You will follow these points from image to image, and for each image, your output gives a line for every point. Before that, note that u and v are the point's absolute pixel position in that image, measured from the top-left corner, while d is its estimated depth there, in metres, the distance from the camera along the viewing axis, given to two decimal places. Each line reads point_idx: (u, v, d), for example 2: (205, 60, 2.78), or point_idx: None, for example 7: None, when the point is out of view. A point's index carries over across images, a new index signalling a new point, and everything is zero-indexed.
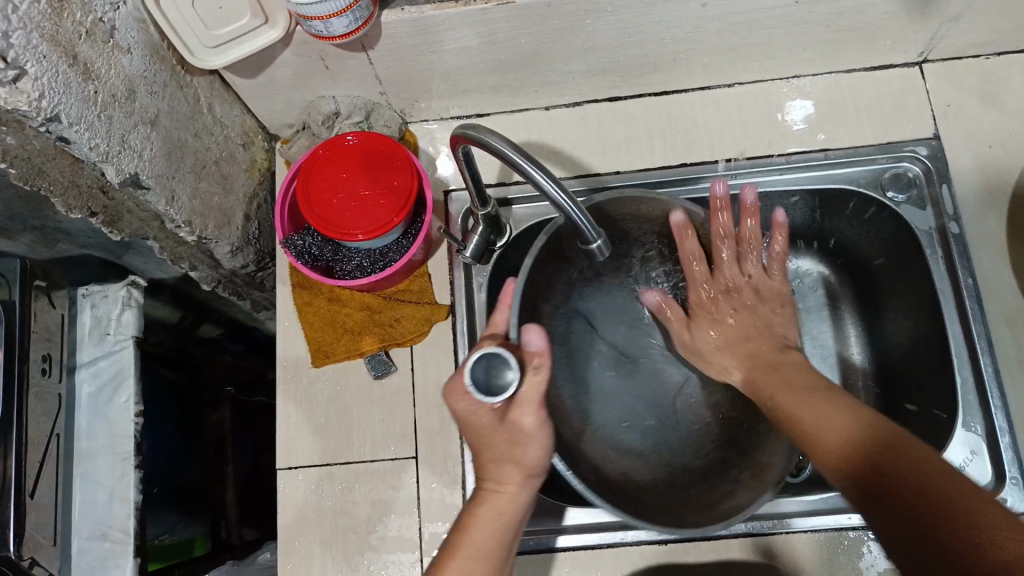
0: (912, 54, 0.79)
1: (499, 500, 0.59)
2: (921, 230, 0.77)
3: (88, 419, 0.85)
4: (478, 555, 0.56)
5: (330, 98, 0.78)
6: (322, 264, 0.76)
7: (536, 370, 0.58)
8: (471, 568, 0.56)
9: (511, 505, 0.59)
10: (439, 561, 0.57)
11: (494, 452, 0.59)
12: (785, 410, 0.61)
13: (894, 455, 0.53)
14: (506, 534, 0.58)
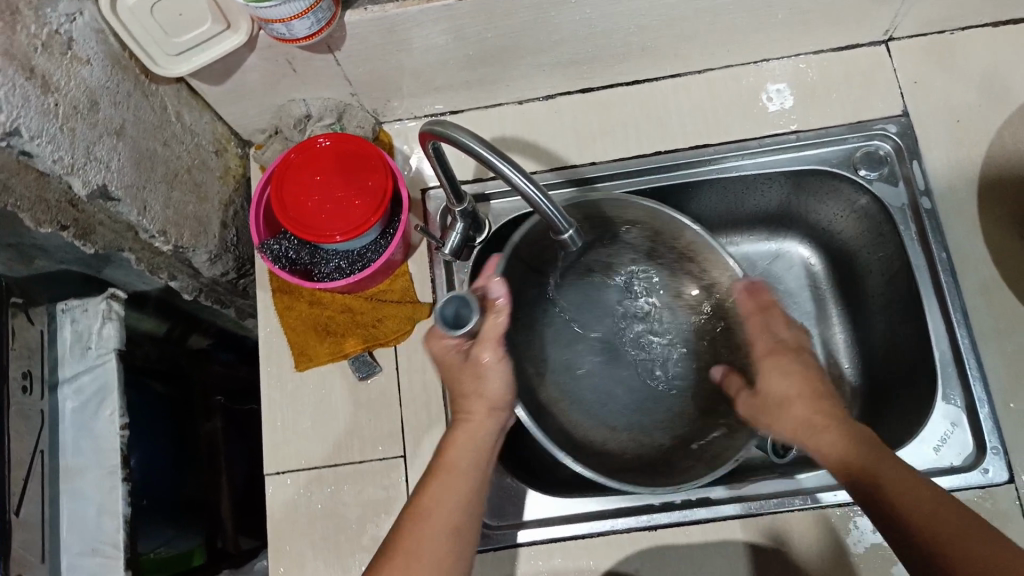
0: (878, 33, 0.79)
1: (470, 428, 0.64)
2: (894, 207, 0.78)
3: (72, 435, 0.84)
4: (457, 471, 0.62)
5: (301, 101, 0.78)
6: (300, 267, 0.76)
7: (497, 312, 0.64)
8: (448, 487, 0.61)
9: (480, 434, 0.64)
10: (421, 485, 0.62)
11: (462, 387, 0.66)
12: (789, 424, 0.63)
13: (889, 478, 0.55)
14: (478, 454, 0.63)
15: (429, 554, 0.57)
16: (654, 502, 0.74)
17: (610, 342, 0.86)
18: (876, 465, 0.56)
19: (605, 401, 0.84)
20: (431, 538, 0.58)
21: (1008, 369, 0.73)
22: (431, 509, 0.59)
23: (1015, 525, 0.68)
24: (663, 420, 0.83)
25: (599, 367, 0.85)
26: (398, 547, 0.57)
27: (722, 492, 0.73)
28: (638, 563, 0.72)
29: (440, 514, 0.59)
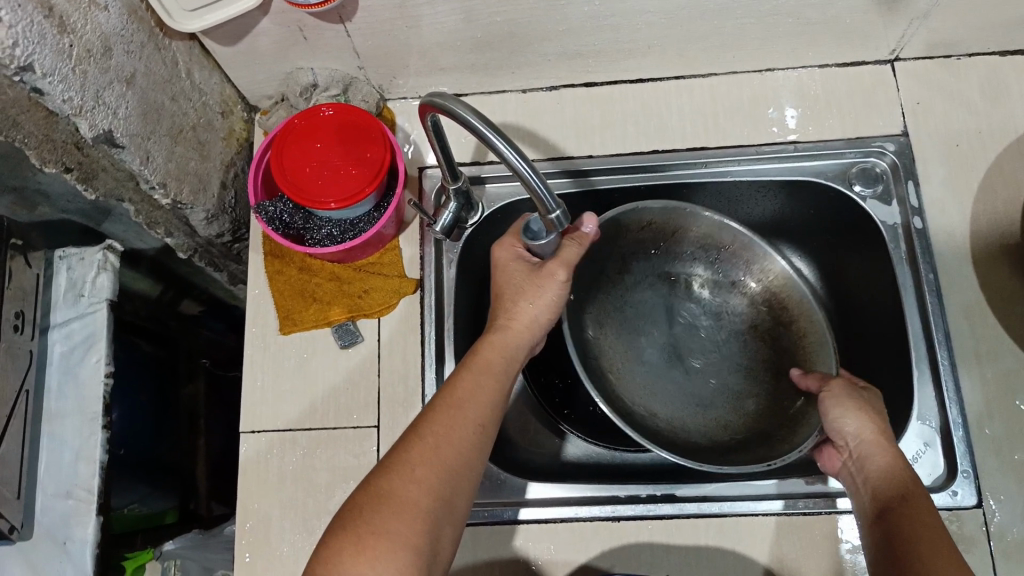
0: (884, 51, 0.80)
1: (508, 332, 0.67)
2: (886, 225, 0.78)
3: (59, 379, 0.86)
4: (490, 370, 0.64)
5: (308, 70, 0.79)
6: (293, 231, 0.77)
7: (575, 241, 0.68)
8: (480, 379, 0.63)
9: (517, 342, 0.67)
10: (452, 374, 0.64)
11: (511, 292, 0.69)
12: (843, 424, 0.67)
13: (910, 501, 0.59)
14: (507, 354, 0.66)
15: (462, 436, 0.59)
16: (619, 494, 0.75)
17: (669, 340, 0.87)
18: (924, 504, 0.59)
19: (653, 392, 0.84)
20: (463, 420, 0.59)
21: (984, 391, 0.72)
22: (466, 397, 0.61)
23: (976, 549, 0.68)
24: (709, 429, 0.82)
25: (654, 359, 0.86)
26: (433, 426, 0.59)
27: (687, 490, 0.74)
28: (598, 553, 0.73)
29: (475, 403, 0.61)
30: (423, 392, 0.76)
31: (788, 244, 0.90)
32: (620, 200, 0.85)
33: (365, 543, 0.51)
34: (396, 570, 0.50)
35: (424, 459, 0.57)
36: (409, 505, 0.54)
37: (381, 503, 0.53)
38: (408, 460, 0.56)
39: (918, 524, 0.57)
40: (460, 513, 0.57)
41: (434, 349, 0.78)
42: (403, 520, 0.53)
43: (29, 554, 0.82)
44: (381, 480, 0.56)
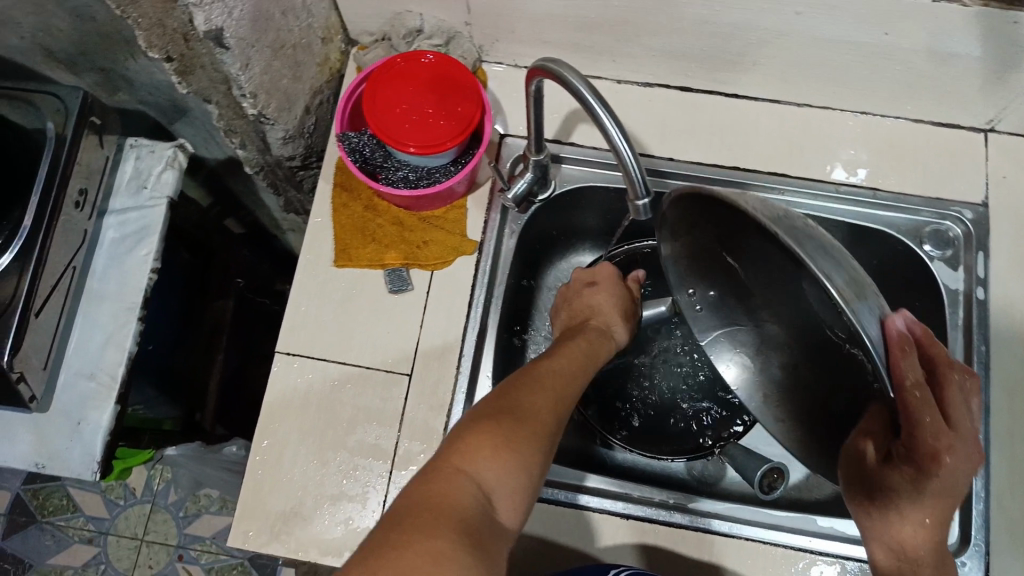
0: (981, 119, 0.80)
1: (599, 343, 0.72)
2: (948, 289, 0.77)
3: (104, 263, 0.86)
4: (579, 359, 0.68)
5: (416, 15, 0.79)
6: (370, 166, 0.78)
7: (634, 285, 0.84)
8: (577, 368, 0.67)
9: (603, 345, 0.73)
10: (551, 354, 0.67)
11: (600, 307, 0.77)
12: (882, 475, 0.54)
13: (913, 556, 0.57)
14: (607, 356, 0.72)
15: (566, 405, 0.62)
16: (631, 492, 0.75)
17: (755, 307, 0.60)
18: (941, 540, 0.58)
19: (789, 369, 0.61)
20: (567, 393, 0.63)
21: (1010, 471, 0.72)
22: (567, 374, 0.65)
23: None
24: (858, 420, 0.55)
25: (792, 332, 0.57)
26: (546, 384, 0.61)
27: (698, 503, 0.74)
28: (597, 545, 0.73)
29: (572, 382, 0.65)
30: (460, 352, 0.77)
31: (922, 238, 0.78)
32: None
33: (505, 453, 0.53)
34: (510, 486, 0.52)
35: (546, 402, 0.59)
36: (533, 434, 0.56)
37: (512, 422, 0.55)
38: (537, 399, 0.59)
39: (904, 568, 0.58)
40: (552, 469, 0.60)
41: (479, 313, 0.78)
42: (529, 444, 0.55)
43: (40, 426, 0.83)
44: (508, 406, 0.57)
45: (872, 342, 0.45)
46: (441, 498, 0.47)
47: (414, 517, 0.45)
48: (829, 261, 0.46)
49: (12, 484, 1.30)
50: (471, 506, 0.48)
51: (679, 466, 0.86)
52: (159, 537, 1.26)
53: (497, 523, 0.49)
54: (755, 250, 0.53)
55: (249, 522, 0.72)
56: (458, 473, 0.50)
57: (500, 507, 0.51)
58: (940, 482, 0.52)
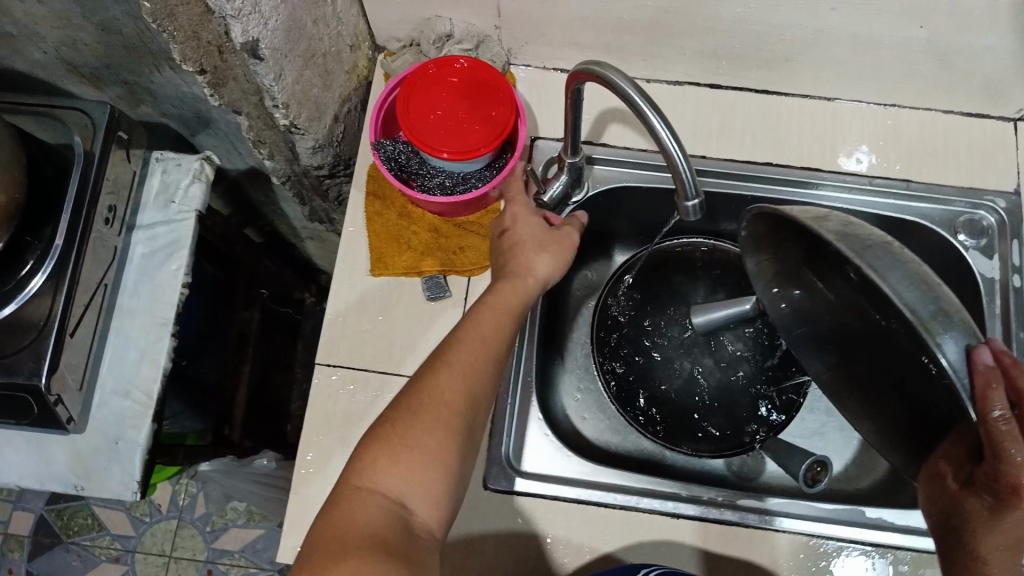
0: (1011, 109, 0.80)
1: (524, 284, 0.68)
2: (984, 278, 0.78)
3: (135, 278, 0.86)
4: (504, 308, 0.65)
5: (446, 20, 0.78)
6: (405, 174, 0.77)
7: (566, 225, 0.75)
8: (503, 322, 0.64)
9: (529, 285, 0.68)
10: (473, 312, 0.65)
11: (523, 247, 0.70)
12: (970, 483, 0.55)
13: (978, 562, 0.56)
14: (525, 302, 0.67)
15: (482, 370, 0.60)
16: (681, 491, 0.75)
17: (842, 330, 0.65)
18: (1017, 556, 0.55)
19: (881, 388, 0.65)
20: (484, 354, 0.61)
21: None
22: (488, 332, 0.63)
23: None
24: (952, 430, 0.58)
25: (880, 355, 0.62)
26: (458, 357, 0.60)
27: (748, 500, 0.74)
28: (647, 547, 0.73)
29: (494, 337, 0.63)
30: None
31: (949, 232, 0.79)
32: (718, 207, 0.85)
33: (405, 456, 0.54)
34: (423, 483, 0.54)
35: (453, 377, 0.59)
36: (440, 423, 0.56)
37: (411, 419, 0.56)
38: (445, 376, 0.59)
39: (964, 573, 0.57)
40: (482, 424, 0.60)
41: None
42: (433, 435, 0.55)
43: (78, 448, 0.82)
44: (413, 395, 0.58)
45: (948, 368, 0.48)
46: (345, 523, 0.51)
47: (321, 548, 0.49)
48: (913, 291, 0.50)
49: (34, 506, 1.28)
50: (373, 520, 0.51)
51: (719, 464, 0.87)
52: (187, 553, 1.25)
53: (411, 527, 0.52)
54: (841, 275, 0.58)
55: (298, 537, 0.72)
56: (358, 490, 0.53)
57: (412, 508, 0.53)
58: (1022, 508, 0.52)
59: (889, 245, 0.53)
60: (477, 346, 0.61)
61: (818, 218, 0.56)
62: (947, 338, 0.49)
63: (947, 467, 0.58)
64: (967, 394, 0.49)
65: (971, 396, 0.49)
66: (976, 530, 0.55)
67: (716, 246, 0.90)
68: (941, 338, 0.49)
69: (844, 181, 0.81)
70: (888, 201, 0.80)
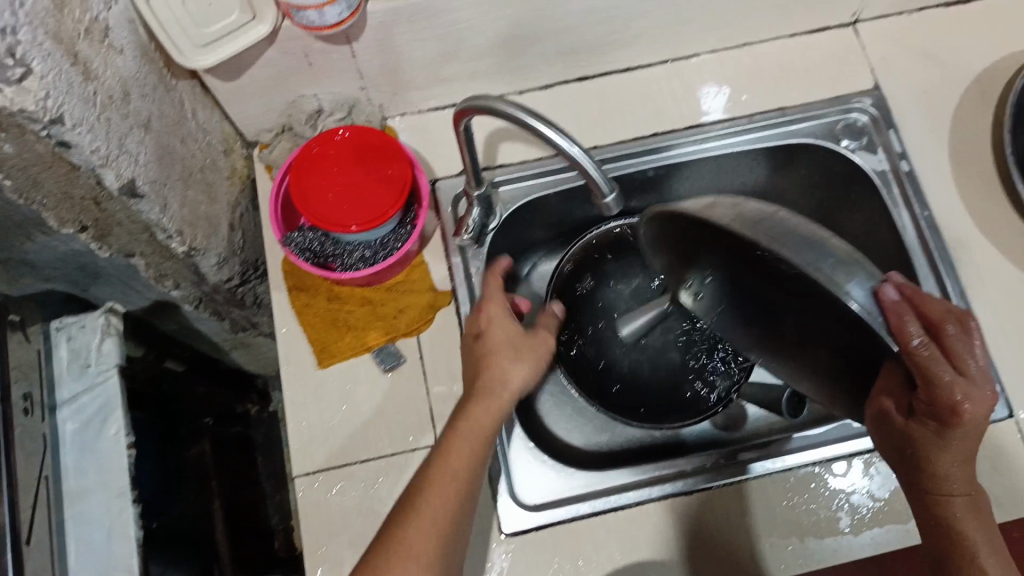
0: (846, 16, 0.86)
1: (494, 402, 0.66)
2: (876, 171, 0.83)
3: (76, 457, 0.80)
4: (475, 435, 0.64)
5: (311, 97, 0.77)
6: (322, 260, 0.75)
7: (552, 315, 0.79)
8: (471, 455, 0.63)
9: (501, 403, 0.67)
10: (442, 447, 0.64)
11: (494, 362, 0.69)
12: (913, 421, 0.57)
13: (944, 489, 0.59)
14: (495, 424, 0.66)
15: (456, 494, 0.61)
16: (685, 466, 0.76)
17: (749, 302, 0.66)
18: (966, 474, 0.59)
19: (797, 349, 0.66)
20: (453, 495, 0.61)
21: (995, 312, 0.76)
22: (453, 465, 0.62)
23: (1021, 459, 0.72)
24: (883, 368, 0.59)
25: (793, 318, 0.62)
26: (429, 501, 0.60)
27: (747, 452, 0.76)
28: (675, 530, 0.73)
29: (461, 470, 0.62)
30: None
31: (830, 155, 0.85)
32: (622, 187, 0.88)
33: None
34: None
35: (424, 520, 0.59)
36: None
37: None
38: (416, 523, 0.59)
39: (929, 511, 0.60)
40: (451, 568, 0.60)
41: None
42: None
43: None
44: (388, 546, 0.58)
45: (860, 311, 0.51)
46: None
47: None
48: (813, 251, 0.52)
49: None
50: None
51: (706, 425, 0.89)
52: None
53: None
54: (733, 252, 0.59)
55: None
56: None
57: None
58: (966, 431, 0.55)
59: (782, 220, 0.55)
60: (451, 486, 0.61)
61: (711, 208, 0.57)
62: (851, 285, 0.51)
63: (890, 404, 0.58)
64: (884, 330, 0.52)
65: (886, 331, 0.52)
66: (929, 454, 0.57)
67: (628, 221, 0.92)
68: (848, 286, 0.51)
69: (728, 125, 0.85)
70: (771, 131, 0.85)
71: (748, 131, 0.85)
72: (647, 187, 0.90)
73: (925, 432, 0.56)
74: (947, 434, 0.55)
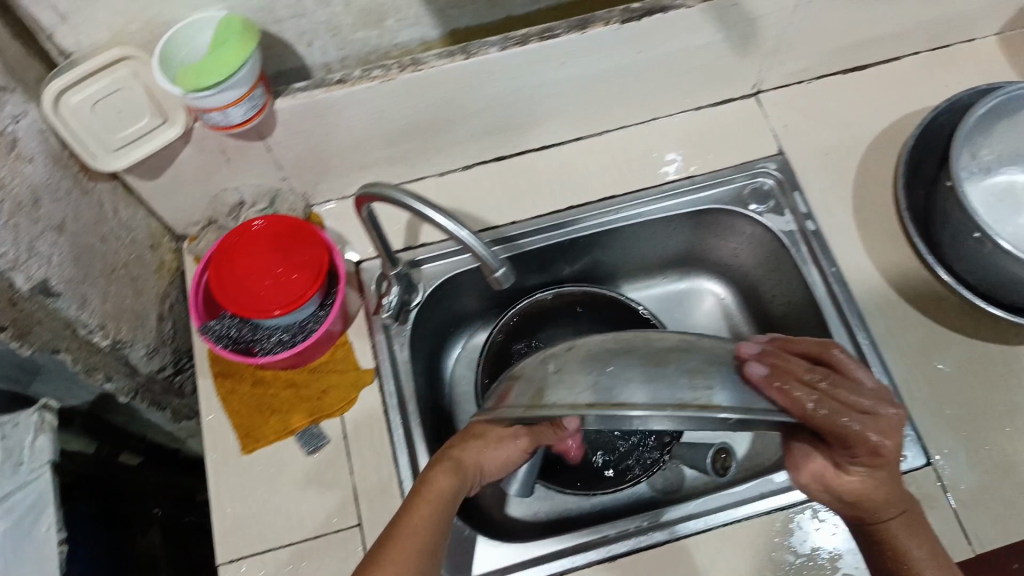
0: (747, 87, 0.90)
1: (453, 466, 0.67)
2: (783, 232, 0.86)
3: (5, 557, 0.80)
4: (442, 499, 0.63)
5: (233, 190, 0.81)
6: (242, 346, 0.77)
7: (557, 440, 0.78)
8: (438, 511, 0.62)
9: (463, 467, 0.68)
10: (410, 504, 0.63)
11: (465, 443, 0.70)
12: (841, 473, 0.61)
13: (889, 523, 0.61)
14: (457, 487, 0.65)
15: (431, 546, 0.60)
16: (609, 532, 0.76)
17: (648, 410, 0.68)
18: (903, 505, 0.61)
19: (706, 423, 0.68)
20: (420, 550, 0.59)
21: (907, 363, 0.80)
22: (418, 517, 0.61)
23: (937, 506, 0.73)
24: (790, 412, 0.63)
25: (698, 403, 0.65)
26: (391, 555, 0.57)
27: (671, 514, 0.76)
28: None
29: (428, 525, 0.61)
30: (398, 478, 0.77)
31: (739, 217, 0.88)
32: (546, 258, 0.91)
33: None
34: None
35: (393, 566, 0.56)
36: None
37: None
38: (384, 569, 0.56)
39: (881, 553, 0.61)
40: None
41: (403, 433, 0.80)
42: None
43: None
44: None
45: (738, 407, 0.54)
46: None
47: None
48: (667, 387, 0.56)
49: None
50: None
51: (644, 487, 0.90)
52: None
53: None
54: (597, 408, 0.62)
55: None
56: None
57: None
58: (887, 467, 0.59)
59: (610, 359, 0.59)
60: (416, 536, 0.59)
61: (533, 391, 0.58)
62: (719, 394, 0.55)
63: (818, 466, 0.63)
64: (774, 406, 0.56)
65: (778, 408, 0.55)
66: (865, 498, 0.60)
67: (559, 292, 0.94)
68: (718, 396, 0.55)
69: (640, 194, 0.89)
70: (682, 199, 0.88)
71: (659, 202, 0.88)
72: (571, 257, 0.93)
73: (853, 482, 0.60)
74: (872, 476, 0.59)
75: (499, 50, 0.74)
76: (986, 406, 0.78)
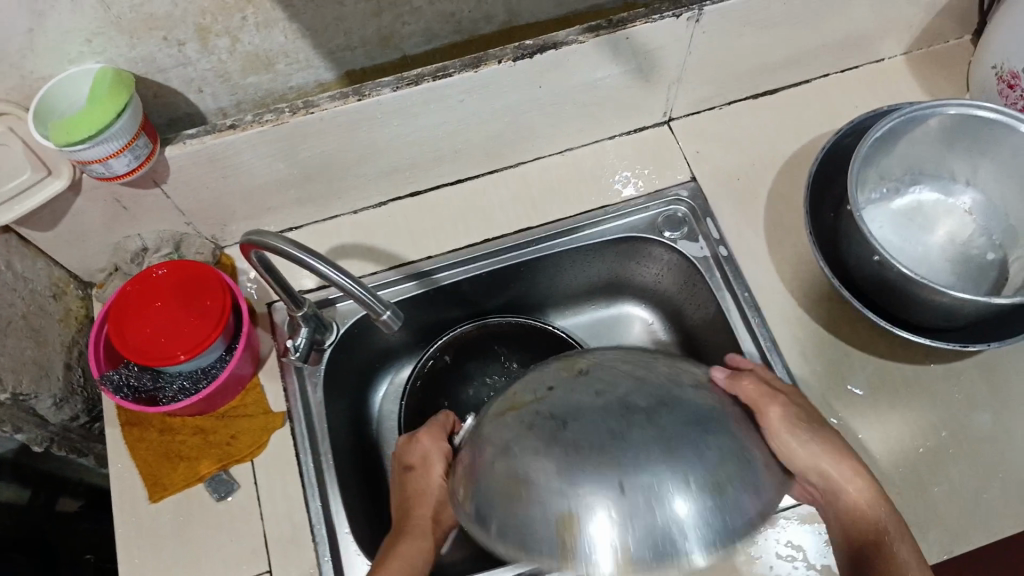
0: (658, 114, 0.91)
1: (414, 537, 0.69)
2: (697, 259, 0.86)
3: None
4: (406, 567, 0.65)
5: (135, 236, 0.81)
6: (144, 394, 0.77)
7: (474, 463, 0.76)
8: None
9: (430, 535, 0.69)
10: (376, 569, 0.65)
11: (414, 484, 0.72)
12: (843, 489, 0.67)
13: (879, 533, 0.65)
14: (427, 551, 0.68)
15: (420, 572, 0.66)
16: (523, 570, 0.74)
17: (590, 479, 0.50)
18: (884, 518, 0.66)
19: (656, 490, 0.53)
20: None
21: (819, 388, 0.80)
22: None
23: None
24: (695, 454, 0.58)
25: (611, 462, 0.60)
26: None
27: None
28: None
29: None
30: (310, 522, 0.77)
31: (654, 244, 0.88)
32: (464, 292, 0.91)
33: None
34: None
35: None
36: None
37: None
38: None
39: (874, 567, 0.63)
40: None
41: (313, 476, 0.79)
42: None
43: None
44: None
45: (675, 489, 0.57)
46: None
47: None
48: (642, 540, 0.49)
49: None
50: None
51: None
52: None
53: None
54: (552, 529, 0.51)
55: None
56: None
57: None
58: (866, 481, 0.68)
59: (646, 461, 0.49)
60: None
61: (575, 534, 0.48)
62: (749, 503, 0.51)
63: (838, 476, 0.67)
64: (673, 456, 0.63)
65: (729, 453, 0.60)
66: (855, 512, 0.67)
67: (484, 322, 0.94)
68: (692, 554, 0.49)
69: (554, 225, 0.88)
70: (598, 228, 0.88)
71: (574, 233, 0.88)
72: (491, 291, 0.93)
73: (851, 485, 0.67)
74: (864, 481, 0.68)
75: (392, 90, 0.73)
76: (899, 427, 0.78)
